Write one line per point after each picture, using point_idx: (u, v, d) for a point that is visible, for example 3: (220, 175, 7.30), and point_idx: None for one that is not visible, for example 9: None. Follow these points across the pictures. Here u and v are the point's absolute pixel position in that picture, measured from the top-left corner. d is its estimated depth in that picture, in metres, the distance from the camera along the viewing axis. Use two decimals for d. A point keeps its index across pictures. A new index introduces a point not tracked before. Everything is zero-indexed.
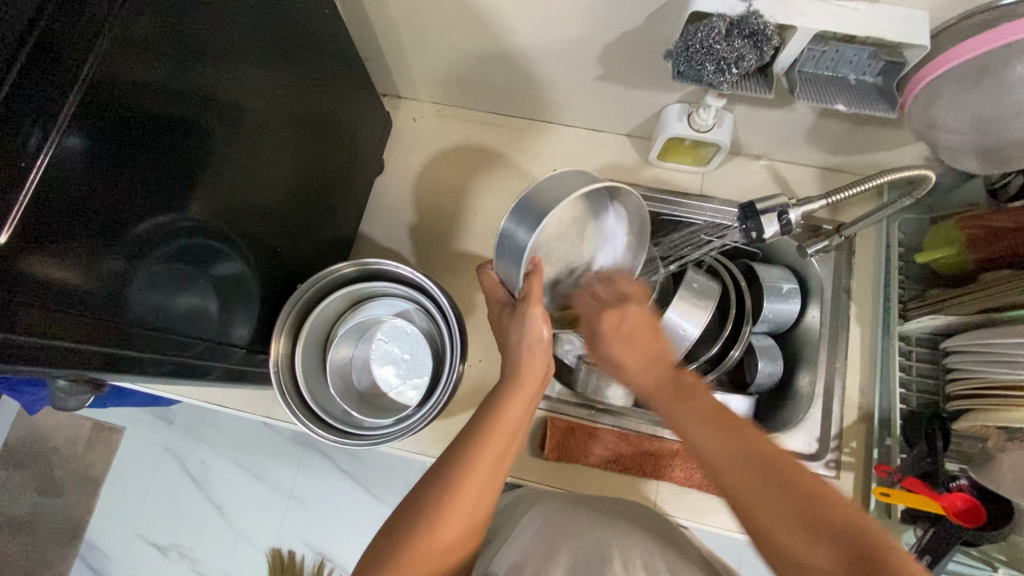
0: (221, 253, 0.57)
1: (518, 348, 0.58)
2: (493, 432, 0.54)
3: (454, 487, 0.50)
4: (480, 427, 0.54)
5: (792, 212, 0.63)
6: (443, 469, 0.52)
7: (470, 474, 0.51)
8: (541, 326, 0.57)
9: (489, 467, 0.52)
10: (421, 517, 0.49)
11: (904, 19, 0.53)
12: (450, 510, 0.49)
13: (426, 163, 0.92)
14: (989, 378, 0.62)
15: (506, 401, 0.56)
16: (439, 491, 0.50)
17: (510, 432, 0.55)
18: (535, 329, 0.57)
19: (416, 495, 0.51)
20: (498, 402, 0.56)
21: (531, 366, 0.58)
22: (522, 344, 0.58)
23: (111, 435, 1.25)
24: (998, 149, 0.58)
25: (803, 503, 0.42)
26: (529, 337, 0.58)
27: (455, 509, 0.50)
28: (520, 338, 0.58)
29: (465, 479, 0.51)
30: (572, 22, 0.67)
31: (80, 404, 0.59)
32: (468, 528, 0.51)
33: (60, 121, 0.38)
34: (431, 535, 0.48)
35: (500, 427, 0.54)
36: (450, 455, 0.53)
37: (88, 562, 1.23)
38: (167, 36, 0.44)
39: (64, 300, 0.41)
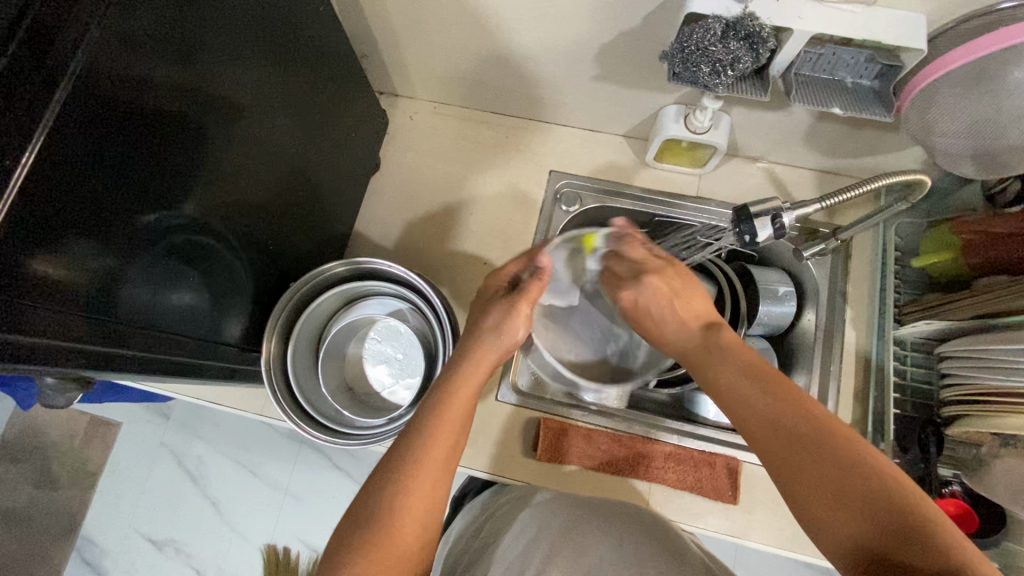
0: (214, 251, 0.57)
1: (490, 335, 0.60)
2: (443, 426, 0.53)
3: (407, 482, 0.49)
4: (427, 423, 0.53)
5: (786, 215, 0.63)
6: (393, 467, 0.50)
7: (421, 469, 0.50)
8: (523, 325, 0.60)
9: (440, 460, 0.51)
10: (380, 513, 0.48)
11: (901, 23, 0.53)
12: (405, 507, 0.48)
13: (423, 161, 0.91)
14: (987, 385, 0.61)
15: (455, 391, 0.56)
16: (396, 488, 0.49)
17: (458, 422, 0.54)
18: (513, 329, 0.60)
19: (371, 492, 0.50)
20: (445, 396, 0.55)
21: (491, 351, 0.60)
22: (496, 332, 0.60)
23: (108, 430, 1.25)
24: (994, 154, 0.57)
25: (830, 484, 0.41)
26: (505, 331, 0.60)
27: (414, 503, 0.49)
28: (499, 327, 0.60)
29: (417, 474, 0.50)
30: (569, 22, 0.67)
31: (71, 403, 0.58)
32: (427, 523, 0.50)
33: (47, 116, 0.37)
34: (388, 533, 0.47)
35: (446, 419, 0.53)
36: (396, 454, 0.51)
37: (84, 556, 1.24)
38: (160, 30, 0.44)
39: (55, 297, 0.40)
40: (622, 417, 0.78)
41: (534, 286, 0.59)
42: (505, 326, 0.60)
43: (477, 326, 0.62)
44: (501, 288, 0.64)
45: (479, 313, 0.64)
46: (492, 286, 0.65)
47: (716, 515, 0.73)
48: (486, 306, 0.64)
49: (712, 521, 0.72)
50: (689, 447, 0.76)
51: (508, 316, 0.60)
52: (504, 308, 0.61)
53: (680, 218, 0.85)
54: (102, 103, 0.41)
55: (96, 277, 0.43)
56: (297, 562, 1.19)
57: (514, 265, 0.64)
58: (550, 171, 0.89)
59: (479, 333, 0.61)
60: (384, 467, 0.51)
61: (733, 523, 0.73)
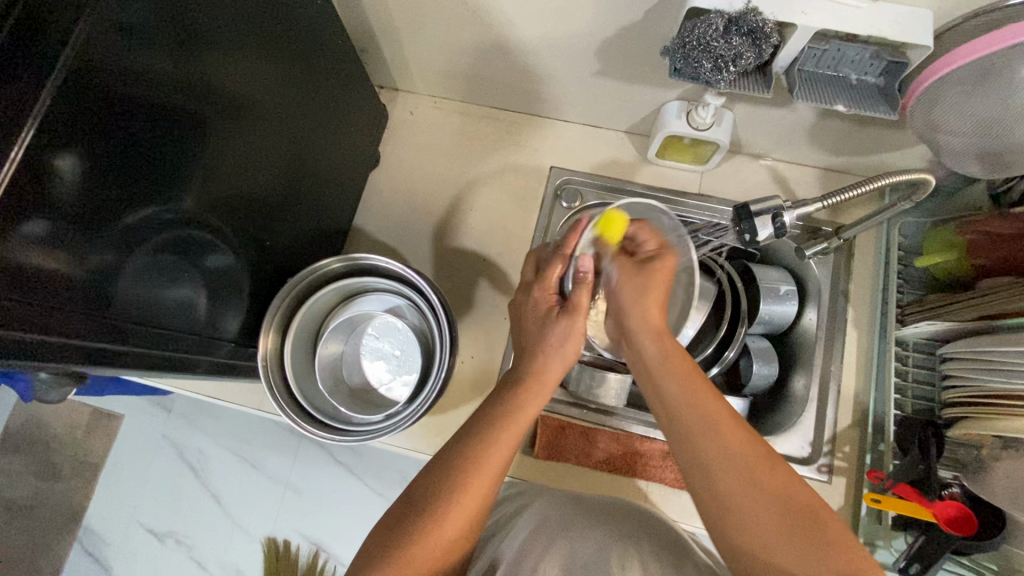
0: (214, 246, 0.57)
1: (552, 355, 0.58)
2: (506, 434, 0.53)
3: (464, 479, 0.50)
4: (491, 429, 0.53)
5: (787, 214, 0.62)
6: (447, 471, 0.51)
7: (481, 469, 0.51)
8: (580, 341, 0.58)
9: (498, 468, 0.52)
10: (424, 513, 0.49)
11: (907, 18, 0.52)
12: (456, 509, 0.49)
13: (424, 156, 0.91)
14: (991, 387, 0.60)
15: (523, 403, 0.56)
16: (449, 490, 0.50)
17: (520, 431, 0.54)
18: (573, 342, 0.58)
19: (421, 490, 0.51)
20: (513, 406, 0.55)
21: (552, 366, 0.58)
22: (558, 349, 0.58)
23: (110, 422, 1.26)
24: (1000, 153, 0.56)
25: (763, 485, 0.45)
26: (566, 347, 0.58)
27: (464, 507, 0.49)
28: (559, 346, 0.58)
29: (474, 480, 0.50)
30: (570, 16, 0.66)
31: (67, 397, 0.58)
32: (471, 526, 0.50)
33: (35, 111, 0.37)
34: (433, 534, 0.48)
35: (506, 431, 0.53)
36: (452, 458, 0.52)
37: (86, 546, 1.25)
38: (154, 23, 0.43)
39: (50, 292, 0.40)
40: (620, 415, 0.78)
41: (582, 290, 0.57)
42: (564, 343, 0.58)
43: (535, 346, 0.59)
44: (550, 303, 0.61)
45: (534, 333, 0.60)
46: (540, 300, 0.61)
47: None
48: (540, 324, 0.60)
49: None
50: None
51: (567, 333, 0.58)
52: (562, 324, 0.58)
53: (681, 216, 0.84)
54: (94, 98, 0.40)
55: (93, 272, 0.43)
56: (297, 555, 1.20)
57: (557, 270, 0.61)
58: (550, 167, 0.89)
59: (540, 351, 0.58)
60: (436, 470, 0.52)
61: None
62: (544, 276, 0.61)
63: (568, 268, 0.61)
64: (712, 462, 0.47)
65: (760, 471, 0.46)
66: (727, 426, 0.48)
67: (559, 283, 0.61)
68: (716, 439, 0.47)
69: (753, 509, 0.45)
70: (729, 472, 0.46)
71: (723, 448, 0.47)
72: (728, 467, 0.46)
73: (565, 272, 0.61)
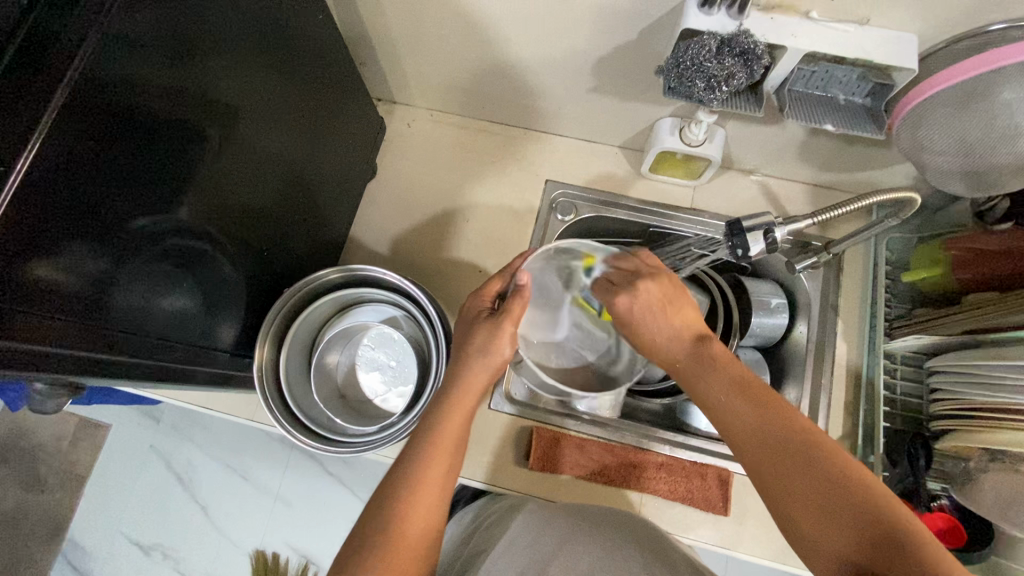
0: (211, 255, 0.57)
1: (476, 356, 0.58)
2: (437, 453, 0.52)
3: (408, 496, 0.50)
4: (423, 445, 0.53)
5: (778, 230, 0.63)
6: (388, 496, 0.50)
7: (423, 485, 0.51)
8: (509, 346, 0.58)
9: (435, 487, 0.51)
10: (376, 538, 0.48)
11: (891, 42, 0.54)
12: (401, 533, 0.48)
13: (420, 168, 0.92)
14: (975, 401, 0.62)
15: (447, 421, 0.55)
16: (391, 515, 0.49)
17: (451, 448, 0.54)
18: (496, 345, 0.57)
19: (366, 513, 0.50)
20: (439, 416, 0.55)
21: (477, 374, 0.57)
22: (481, 354, 0.57)
23: (98, 431, 1.24)
24: (985, 172, 0.58)
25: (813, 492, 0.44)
26: (492, 348, 0.57)
27: (409, 530, 0.49)
28: (483, 347, 0.57)
29: (414, 495, 0.50)
30: (567, 34, 0.67)
31: (60, 408, 0.57)
32: (426, 540, 0.50)
33: (43, 123, 0.38)
34: (391, 552, 0.47)
35: (438, 443, 0.53)
36: (392, 483, 0.51)
37: (70, 559, 1.22)
38: (161, 38, 0.45)
39: (50, 299, 0.41)
40: (614, 427, 0.79)
41: (517, 302, 0.57)
42: (490, 346, 0.57)
43: (459, 352, 0.59)
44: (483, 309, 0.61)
45: (462, 336, 0.60)
46: (470, 307, 0.62)
47: (707, 527, 0.73)
48: (467, 328, 0.60)
49: (703, 534, 0.73)
50: (681, 457, 0.76)
51: (492, 335, 0.58)
52: (486, 328, 0.58)
53: (675, 229, 0.85)
54: (101, 110, 0.41)
55: (92, 281, 0.44)
56: (287, 568, 1.18)
57: (497, 283, 0.62)
58: (546, 180, 0.90)
59: (468, 355, 0.58)
60: (379, 497, 0.51)
61: (725, 534, 0.73)
62: (484, 284, 0.62)
63: (507, 283, 0.62)
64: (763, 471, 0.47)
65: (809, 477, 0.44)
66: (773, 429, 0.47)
67: (497, 296, 0.62)
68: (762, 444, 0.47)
69: (807, 505, 0.44)
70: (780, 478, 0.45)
71: (775, 443, 0.46)
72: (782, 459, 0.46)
73: (505, 285, 0.62)
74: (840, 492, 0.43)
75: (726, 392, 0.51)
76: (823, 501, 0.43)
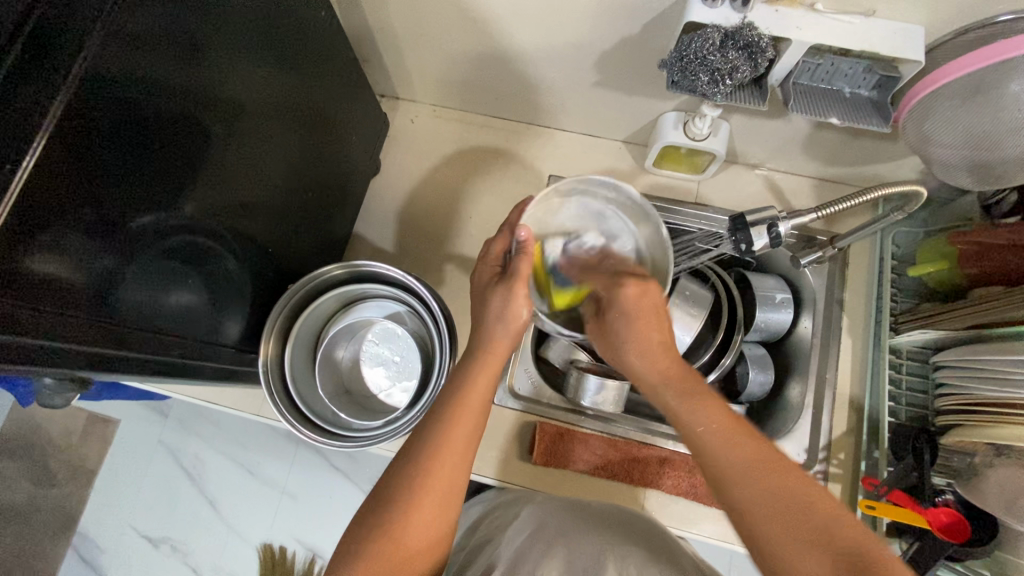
0: (215, 251, 0.58)
1: (495, 322, 0.58)
2: (462, 414, 0.53)
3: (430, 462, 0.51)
4: (448, 408, 0.54)
5: (782, 224, 0.63)
6: (415, 454, 0.51)
7: (444, 450, 0.51)
8: (523, 306, 0.58)
9: (461, 447, 0.52)
10: (399, 498, 0.49)
11: (898, 34, 0.53)
12: (426, 490, 0.50)
13: (424, 163, 0.92)
14: (981, 396, 0.62)
15: (474, 383, 0.56)
16: (414, 477, 0.50)
17: (479, 407, 0.54)
18: (514, 309, 0.58)
19: (390, 476, 0.52)
20: (465, 380, 0.56)
21: (499, 339, 0.58)
22: (500, 320, 0.58)
23: (106, 426, 1.26)
24: (992, 166, 0.57)
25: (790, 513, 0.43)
26: (508, 314, 0.58)
27: (432, 487, 0.50)
28: (501, 314, 0.58)
29: (434, 462, 0.51)
30: (570, 27, 0.67)
31: (70, 403, 0.58)
32: (443, 514, 0.50)
33: (49, 120, 0.38)
34: (404, 521, 0.48)
35: (463, 409, 0.53)
36: (417, 444, 0.52)
37: (80, 553, 1.24)
38: (166, 34, 0.45)
39: (58, 295, 0.41)
40: (618, 421, 0.79)
41: (521, 262, 0.58)
42: (505, 313, 0.58)
43: (480, 317, 0.60)
44: (493, 275, 0.62)
45: (478, 306, 0.61)
46: (482, 275, 0.63)
47: (710, 521, 0.73)
48: (482, 296, 0.61)
49: (706, 528, 0.73)
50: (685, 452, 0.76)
51: (507, 302, 0.58)
52: (501, 294, 0.58)
53: (678, 224, 0.85)
54: (105, 105, 0.41)
55: (97, 278, 0.44)
56: (294, 561, 1.20)
57: (500, 244, 0.63)
58: (549, 175, 0.90)
59: (489, 324, 0.59)
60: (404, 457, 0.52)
61: (728, 529, 0.73)
62: (485, 249, 0.63)
63: (509, 241, 0.63)
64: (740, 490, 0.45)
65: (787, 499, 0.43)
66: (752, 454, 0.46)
67: (502, 257, 0.63)
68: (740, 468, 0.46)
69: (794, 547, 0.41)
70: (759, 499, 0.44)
71: (760, 480, 0.45)
72: (762, 498, 0.44)
73: (508, 245, 0.63)
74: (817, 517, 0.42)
75: (714, 427, 0.48)
76: (810, 541, 0.41)
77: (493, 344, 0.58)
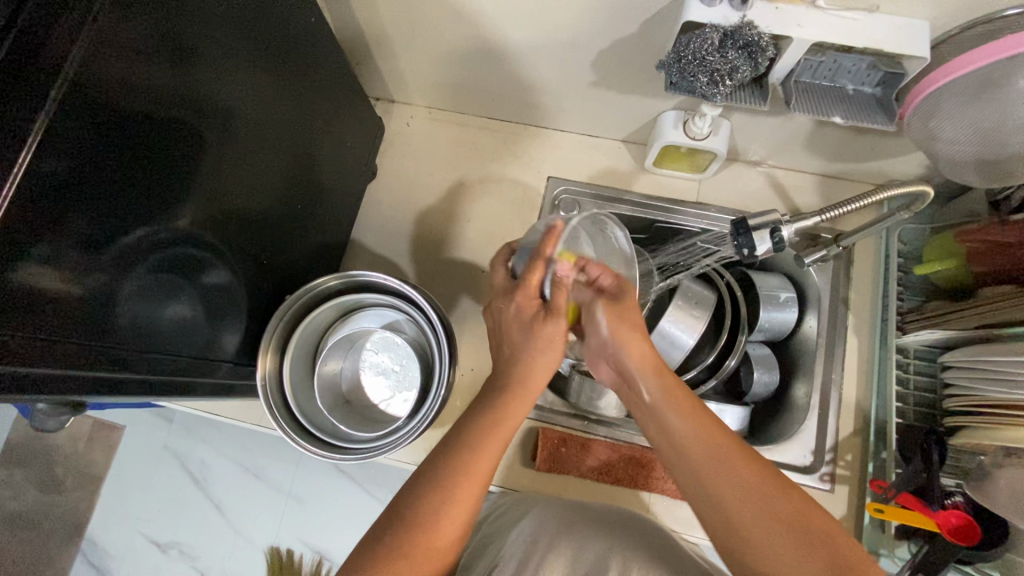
0: (208, 263, 0.57)
1: (540, 356, 0.56)
2: (490, 443, 0.52)
3: (459, 482, 0.50)
4: (480, 431, 0.53)
5: (786, 228, 0.62)
6: (440, 472, 0.51)
7: (474, 475, 0.51)
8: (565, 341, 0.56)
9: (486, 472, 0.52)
10: (420, 519, 0.49)
11: (901, 30, 0.51)
12: (448, 514, 0.49)
13: (421, 167, 0.91)
14: (989, 396, 0.61)
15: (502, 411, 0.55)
16: (439, 497, 0.50)
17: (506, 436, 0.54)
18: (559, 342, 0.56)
19: (415, 490, 0.51)
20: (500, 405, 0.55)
21: (540, 368, 0.57)
22: (546, 352, 0.56)
23: (112, 434, 1.26)
24: (999, 162, 0.56)
25: (761, 508, 0.47)
26: (555, 348, 0.56)
27: (458, 509, 0.50)
28: (545, 347, 0.56)
29: (464, 481, 0.50)
30: (565, 27, 0.66)
31: (63, 425, 0.57)
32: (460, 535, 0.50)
33: (31, 139, 0.37)
34: (429, 538, 0.48)
35: (496, 433, 0.53)
36: (443, 459, 0.52)
37: (89, 559, 1.25)
38: (154, 40, 0.44)
39: (53, 315, 0.41)
40: (621, 426, 0.78)
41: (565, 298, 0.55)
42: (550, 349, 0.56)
43: (521, 348, 0.57)
44: (531, 309, 0.56)
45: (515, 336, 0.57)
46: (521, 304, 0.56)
47: None
48: (519, 327, 0.57)
49: None
50: None
51: (553, 338, 0.55)
52: (548, 330, 0.55)
53: (679, 224, 0.84)
54: (88, 121, 0.40)
55: (92, 294, 0.43)
56: (301, 564, 1.19)
57: (539, 274, 0.55)
58: (548, 177, 0.89)
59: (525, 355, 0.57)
60: (429, 472, 0.51)
61: None
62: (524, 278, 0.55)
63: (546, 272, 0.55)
64: (711, 485, 0.49)
65: (757, 495, 0.47)
66: (731, 458, 0.49)
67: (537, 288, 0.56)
68: (716, 468, 0.49)
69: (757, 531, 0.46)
70: (729, 492, 0.48)
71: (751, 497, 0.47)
72: (733, 489, 0.48)
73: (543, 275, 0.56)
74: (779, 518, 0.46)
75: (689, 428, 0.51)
76: (776, 529, 0.46)
77: (531, 373, 0.57)
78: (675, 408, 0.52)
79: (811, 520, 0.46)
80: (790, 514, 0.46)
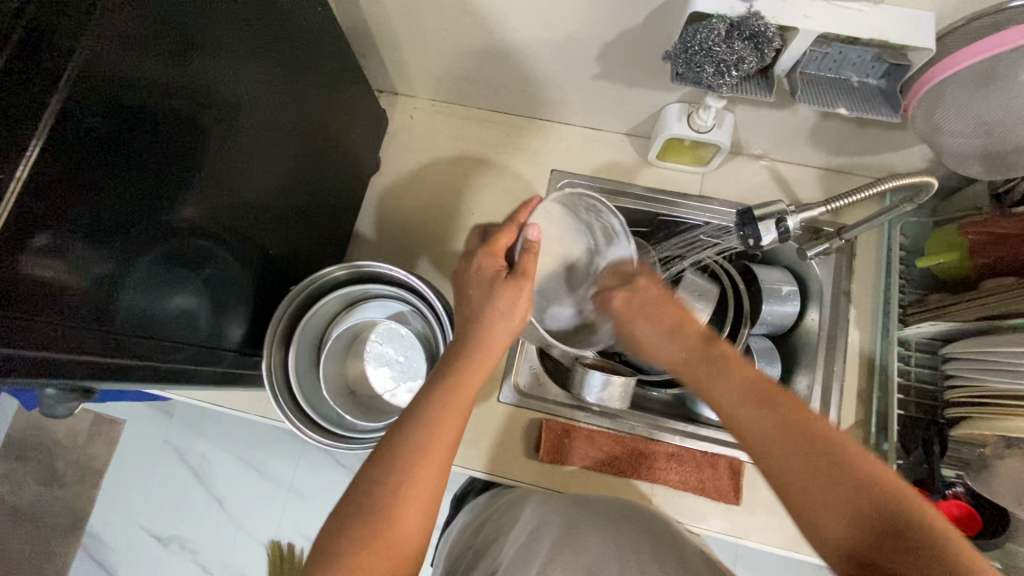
0: (214, 253, 0.57)
1: (499, 321, 0.57)
2: (444, 422, 0.52)
3: (413, 465, 0.50)
4: (433, 412, 0.52)
5: (791, 219, 0.62)
6: (398, 456, 0.50)
7: (427, 458, 0.50)
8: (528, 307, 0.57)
9: (442, 452, 0.52)
10: (381, 504, 0.48)
11: (907, 21, 0.52)
12: (409, 496, 0.49)
13: (424, 160, 0.91)
14: (990, 386, 0.61)
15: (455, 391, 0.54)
16: (394, 480, 0.49)
17: (461, 415, 0.54)
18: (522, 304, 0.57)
19: (371, 475, 0.50)
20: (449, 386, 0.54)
21: (497, 335, 0.57)
22: (505, 318, 0.57)
23: (112, 428, 1.25)
24: (1002, 154, 0.56)
25: (830, 473, 0.44)
26: (514, 314, 0.57)
27: (415, 493, 0.49)
28: (507, 312, 0.57)
29: (418, 464, 0.50)
30: (571, 19, 0.66)
31: (72, 412, 0.57)
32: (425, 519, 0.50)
33: (43, 124, 0.37)
34: (388, 521, 0.48)
35: (450, 412, 0.53)
36: (395, 443, 0.51)
37: (89, 553, 1.25)
38: (162, 28, 0.44)
39: (60, 302, 0.41)
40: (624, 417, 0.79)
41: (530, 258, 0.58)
42: (512, 313, 0.57)
43: (478, 311, 0.58)
44: (495, 271, 0.59)
45: (473, 299, 0.59)
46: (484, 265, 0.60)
47: (718, 516, 0.73)
48: (481, 288, 0.59)
49: (713, 523, 0.73)
50: (692, 448, 0.76)
51: (515, 301, 0.57)
52: (509, 291, 0.57)
53: (682, 218, 0.84)
54: (97, 107, 0.40)
55: (99, 281, 0.44)
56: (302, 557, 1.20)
57: (506, 238, 0.62)
58: (551, 170, 0.89)
59: (482, 322, 0.57)
60: (387, 454, 0.50)
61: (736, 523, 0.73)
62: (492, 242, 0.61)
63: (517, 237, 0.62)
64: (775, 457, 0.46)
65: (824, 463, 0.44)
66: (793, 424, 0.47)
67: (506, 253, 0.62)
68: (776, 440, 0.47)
69: (828, 503, 0.43)
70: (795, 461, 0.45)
71: (777, 444, 0.47)
72: (796, 460, 0.45)
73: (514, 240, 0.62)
74: (851, 483, 0.43)
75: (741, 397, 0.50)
76: (843, 497, 0.43)
77: (487, 345, 0.57)
78: (720, 383, 0.51)
79: (883, 483, 0.43)
80: (862, 479, 0.43)
